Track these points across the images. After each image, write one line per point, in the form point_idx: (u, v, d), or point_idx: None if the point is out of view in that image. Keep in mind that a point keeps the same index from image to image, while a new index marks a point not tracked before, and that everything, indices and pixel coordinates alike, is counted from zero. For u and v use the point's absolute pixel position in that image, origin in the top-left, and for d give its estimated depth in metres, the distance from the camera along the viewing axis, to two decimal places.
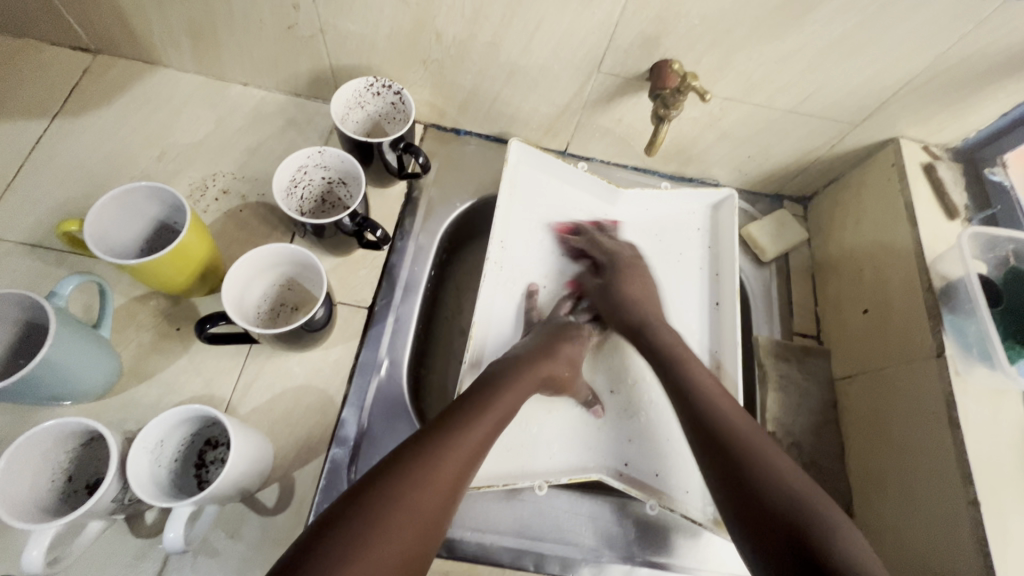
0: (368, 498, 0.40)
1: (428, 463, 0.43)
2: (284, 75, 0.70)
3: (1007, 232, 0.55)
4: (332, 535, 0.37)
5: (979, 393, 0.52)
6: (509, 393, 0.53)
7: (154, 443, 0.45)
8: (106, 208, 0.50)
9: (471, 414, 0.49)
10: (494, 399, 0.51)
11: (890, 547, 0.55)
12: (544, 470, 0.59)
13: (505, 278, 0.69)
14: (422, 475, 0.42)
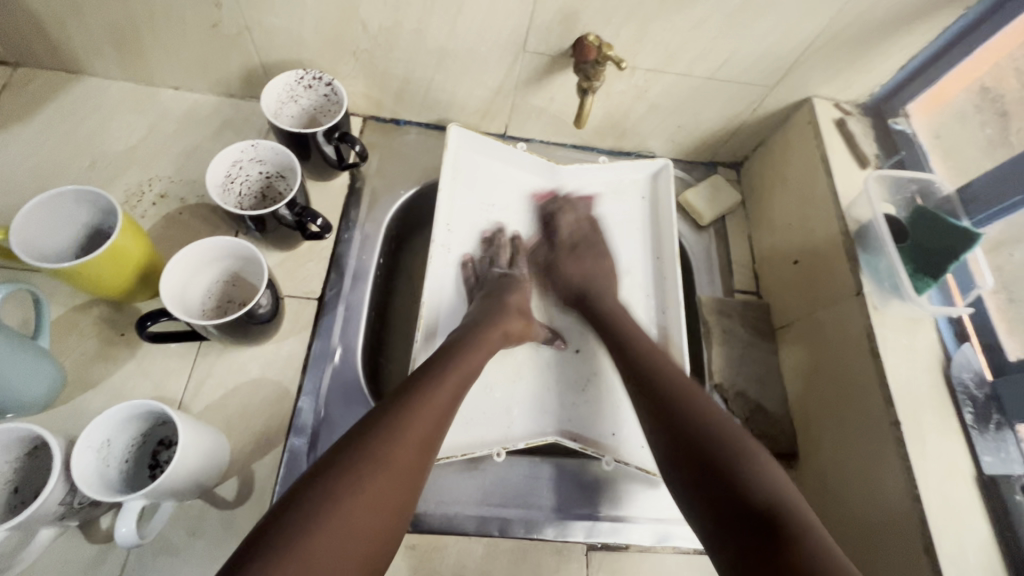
0: (359, 446, 0.41)
1: (408, 416, 0.44)
2: (216, 77, 0.70)
3: (910, 173, 0.59)
4: (321, 483, 0.38)
5: (896, 323, 0.56)
6: (478, 350, 0.54)
7: (101, 443, 0.45)
8: (33, 214, 0.49)
9: (443, 371, 0.50)
10: (466, 357, 0.53)
11: (830, 475, 0.58)
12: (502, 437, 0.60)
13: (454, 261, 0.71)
14: (406, 425, 0.43)
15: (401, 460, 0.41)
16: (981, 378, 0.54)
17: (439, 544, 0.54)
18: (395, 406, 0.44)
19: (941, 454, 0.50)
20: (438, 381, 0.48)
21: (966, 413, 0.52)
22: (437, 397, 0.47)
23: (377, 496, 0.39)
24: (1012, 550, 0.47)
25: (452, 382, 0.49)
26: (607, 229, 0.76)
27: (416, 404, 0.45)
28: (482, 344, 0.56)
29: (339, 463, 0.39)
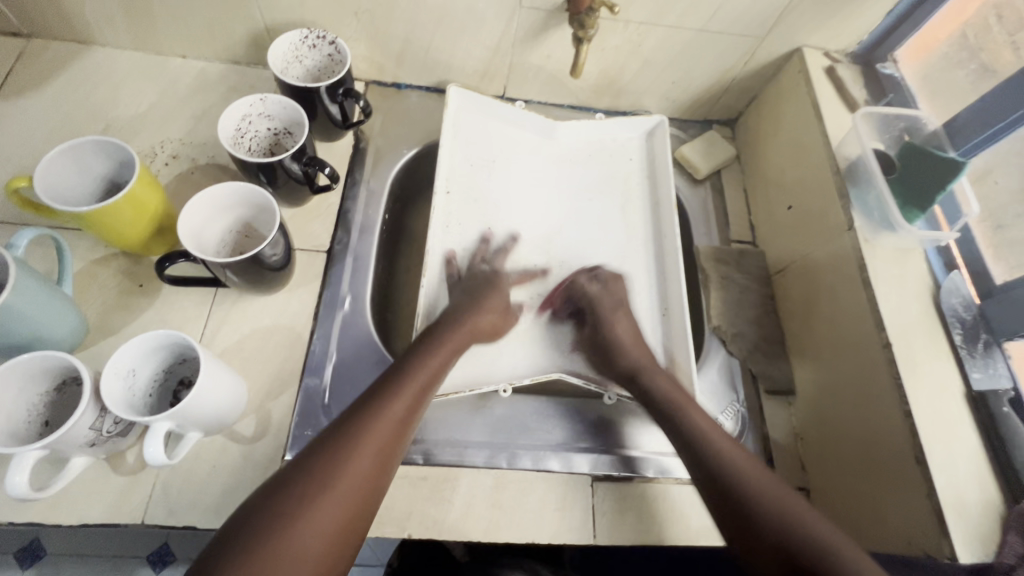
0: (294, 481, 0.42)
1: (350, 444, 0.45)
2: (222, 43, 0.72)
3: (897, 111, 0.62)
4: (255, 520, 0.40)
5: (887, 254, 0.58)
6: (438, 354, 0.56)
7: (126, 371, 0.47)
8: (54, 162, 0.52)
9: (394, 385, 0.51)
10: (425, 363, 0.54)
11: (826, 404, 0.60)
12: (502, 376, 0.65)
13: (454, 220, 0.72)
14: (347, 454, 0.44)
15: (348, 492, 0.43)
16: (968, 303, 0.56)
17: (450, 475, 0.57)
18: (340, 432, 0.46)
19: (931, 373, 0.52)
20: (378, 414, 0.47)
21: (956, 335, 0.54)
22: (364, 447, 0.45)
23: (319, 530, 0.40)
24: (1001, 459, 0.49)
25: (406, 397, 0.50)
26: (603, 183, 0.78)
27: (354, 444, 0.45)
28: (444, 341, 0.58)
29: (282, 490, 0.41)
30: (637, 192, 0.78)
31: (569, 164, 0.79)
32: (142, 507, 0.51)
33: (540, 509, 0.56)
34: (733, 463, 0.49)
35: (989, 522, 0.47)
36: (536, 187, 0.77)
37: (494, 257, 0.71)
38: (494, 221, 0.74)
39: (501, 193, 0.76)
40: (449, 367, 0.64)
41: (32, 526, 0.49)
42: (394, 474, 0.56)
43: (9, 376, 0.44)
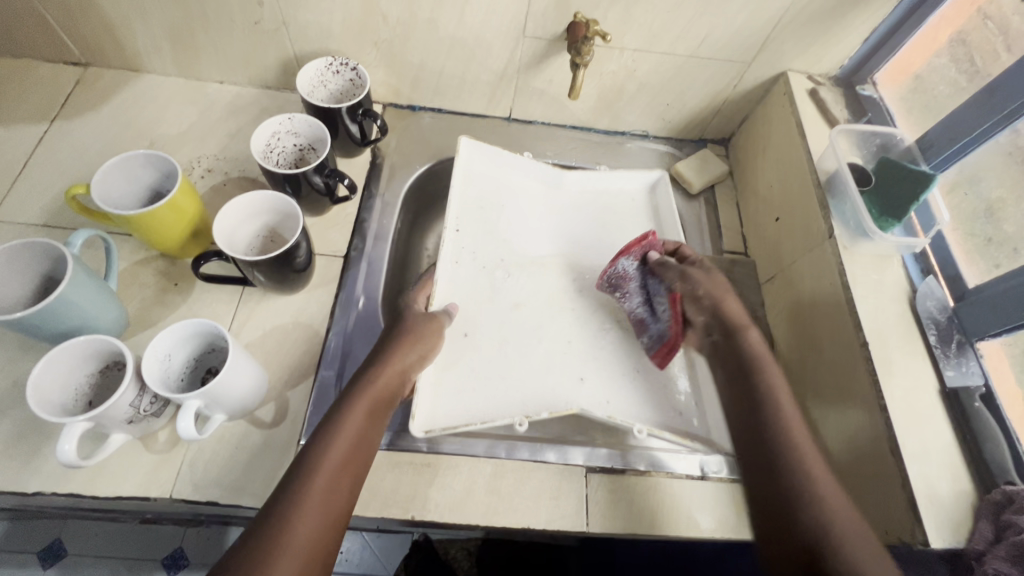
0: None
1: (275, 538, 0.43)
2: (256, 70, 0.80)
3: (872, 128, 0.66)
4: None
5: (866, 261, 0.62)
6: (354, 414, 0.52)
7: (163, 355, 0.53)
8: (109, 173, 0.59)
9: (314, 458, 0.48)
10: (341, 426, 0.51)
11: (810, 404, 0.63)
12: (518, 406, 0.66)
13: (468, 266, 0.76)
14: (272, 549, 0.43)
15: None
16: (944, 306, 0.59)
17: (451, 463, 0.60)
18: (263, 523, 0.44)
19: (907, 371, 0.55)
20: (300, 495, 0.46)
21: (930, 335, 0.57)
22: (290, 537, 0.43)
23: None
24: (973, 451, 0.52)
25: (326, 472, 0.47)
26: (609, 228, 0.81)
27: (279, 535, 0.43)
28: (360, 397, 0.53)
29: None
30: (634, 206, 0.83)
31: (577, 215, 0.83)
32: (170, 484, 0.55)
33: (536, 498, 0.60)
34: (804, 470, 0.50)
35: (960, 510, 0.49)
36: (545, 226, 0.81)
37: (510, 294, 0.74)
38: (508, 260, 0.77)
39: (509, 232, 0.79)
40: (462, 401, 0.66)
41: (73, 497, 0.54)
42: (400, 460, 0.60)
43: (66, 355, 0.50)
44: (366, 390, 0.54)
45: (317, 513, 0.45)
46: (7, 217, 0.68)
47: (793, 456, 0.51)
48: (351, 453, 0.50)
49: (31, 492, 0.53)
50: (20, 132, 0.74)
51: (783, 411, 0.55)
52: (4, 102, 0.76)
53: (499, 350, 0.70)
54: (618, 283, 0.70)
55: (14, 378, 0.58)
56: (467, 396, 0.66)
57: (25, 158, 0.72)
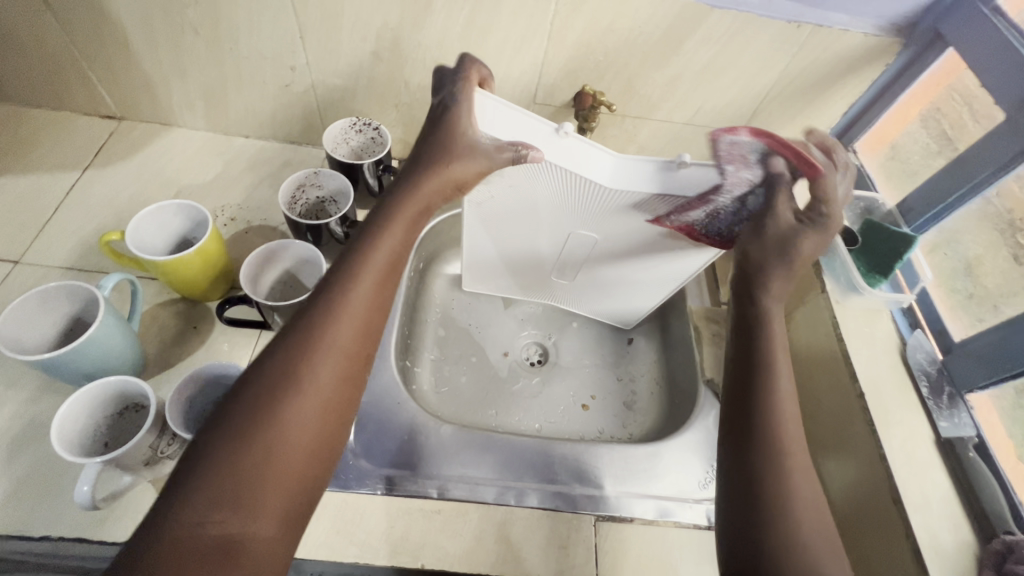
0: (287, 352, 0.42)
1: (325, 328, 0.43)
2: (282, 126, 0.85)
3: (855, 193, 0.71)
4: (249, 392, 0.40)
5: (856, 315, 0.65)
6: (396, 231, 0.50)
7: (184, 397, 0.55)
8: (143, 220, 0.62)
9: (355, 265, 0.47)
10: (385, 239, 0.49)
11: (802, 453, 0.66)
12: (579, 187, 0.53)
13: (486, 240, 0.69)
14: (321, 337, 0.43)
15: (332, 370, 0.43)
16: (933, 358, 0.62)
17: (461, 510, 0.61)
18: (312, 313, 0.44)
19: (902, 422, 0.58)
20: (348, 289, 0.46)
21: (922, 387, 0.60)
22: (340, 330, 0.44)
23: (310, 409, 0.41)
24: (973, 501, 0.53)
25: (371, 279, 0.47)
26: (600, 214, 0.58)
27: (330, 329, 0.44)
28: (404, 210, 0.52)
29: (271, 371, 0.41)
30: (623, 294, 0.77)
31: (551, 240, 0.66)
32: None
33: (544, 547, 0.60)
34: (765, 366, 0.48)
35: (964, 560, 0.50)
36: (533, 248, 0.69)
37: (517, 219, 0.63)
38: (547, 227, 0.63)
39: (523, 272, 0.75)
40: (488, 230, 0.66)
41: (78, 542, 0.53)
42: (410, 508, 0.60)
43: (89, 397, 0.51)
44: (406, 210, 0.52)
45: (347, 337, 0.44)
46: (34, 261, 0.70)
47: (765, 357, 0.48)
48: (370, 305, 0.46)
49: (39, 536, 0.53)
50: (53, 180, 0.78)
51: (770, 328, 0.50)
52: (40, 150, 0.80)
53: (524, 218, 0.62)
54: (731, 159, 0.50)
55: (30, 418, 0.58)
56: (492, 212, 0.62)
57: (56, 204, 0.76)
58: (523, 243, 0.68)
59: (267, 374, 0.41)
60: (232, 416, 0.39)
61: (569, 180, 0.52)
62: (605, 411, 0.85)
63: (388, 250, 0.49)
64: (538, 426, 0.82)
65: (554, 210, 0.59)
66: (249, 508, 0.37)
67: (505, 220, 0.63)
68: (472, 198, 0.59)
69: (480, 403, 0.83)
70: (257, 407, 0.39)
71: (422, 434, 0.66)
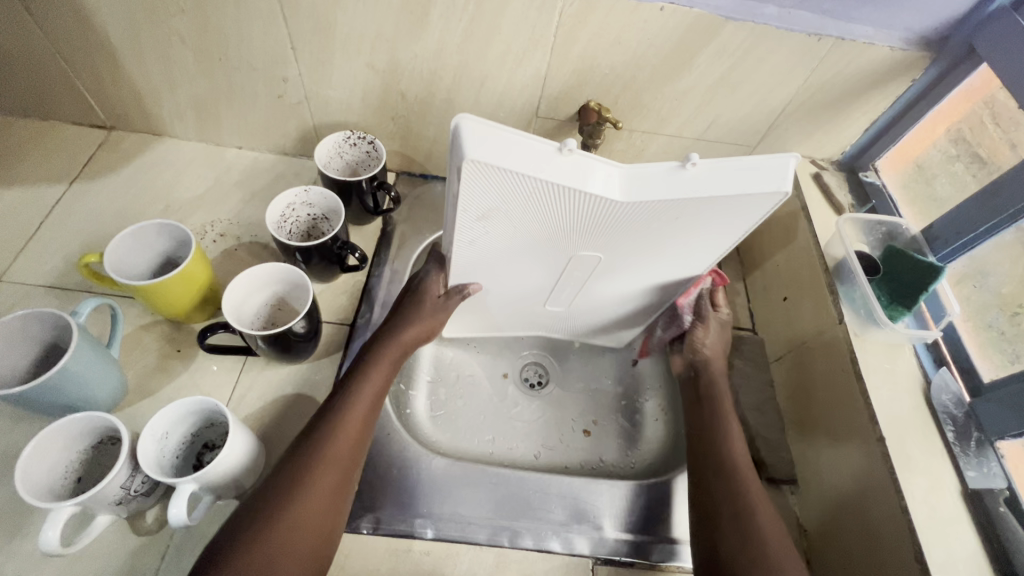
0: (280, 485, 0.50)
1: (316, 461, 0.52)
2: (275, 138, 0.82)
3: (878, 217, 0.67)
4: (246, 522, 0.48)
5: (877, 349, 0.61)
6: (377, 374, 0.60)
7: (161, 434, 0.51)
8: (124, 242, 0.59)
9: (345, 402, 0.56)
10: (372, 380, 0.59)
11: (812, 496, 0.62)
12: (585, 208, 0.47)
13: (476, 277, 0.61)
14: (312, 471, 0.51)
15: (318, 501, 0.50)
16: (960, 400, 0.58)
17: (451, 551, 0.58)
18: (307, 446, 0.53)
19: (926, 470, 0.54)
20: (340, 423, 0.55)
21: (948, 431, 0.56)
22: (328, 462, 0.52)
23: (300, 537, 0.48)
24: (1001, 560, 0.49)
25: (360, 414, 0.56)
26: (611, 235, 0.52)
27: (320, 462, 0.52)
28: (392, 346, 0.62)
29: (267, 504, 0.49)
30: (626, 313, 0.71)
31: (554, 267, 0.59)
32: (155, 569, 0.52)
33: None
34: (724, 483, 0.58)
35: None
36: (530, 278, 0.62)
37: (516, 250, 0.55)
38: (547, 254, 0.56)
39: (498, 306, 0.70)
40: (474, 267, 0.59)
41: None
42: (399, 548, 0.57)
43: (58, 435, 0.48)
44: (391, 348, 0.62)
45: (334, 468, 0.52)
46: (16, 279, 0.68)
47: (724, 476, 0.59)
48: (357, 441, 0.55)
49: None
50: (38, 193, 0.75)
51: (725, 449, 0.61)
52: (27, 162, 0.78)
53: (523, 249, 0.55)
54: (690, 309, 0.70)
55: (4, 447, 0.56)
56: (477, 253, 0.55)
57: (41, 218, 0.73)
58: (520, 273, 0.61)
59: (263, 506, 0.49)
60: (228, 546, 0.46)
61: (576, 202, 0.46)
62: (608, 438, 0.81)
63: (373, 391, 0.59)
64: (537, 453, 0.79)
65: (558, 236, 0.53)
66: None
67: (500, 256, 0.56)
68: (462, 237, 0.51)
69: (476, 428, 0.79)
70: (253, 537, 0.47)
71: (412, 467, 0.63)
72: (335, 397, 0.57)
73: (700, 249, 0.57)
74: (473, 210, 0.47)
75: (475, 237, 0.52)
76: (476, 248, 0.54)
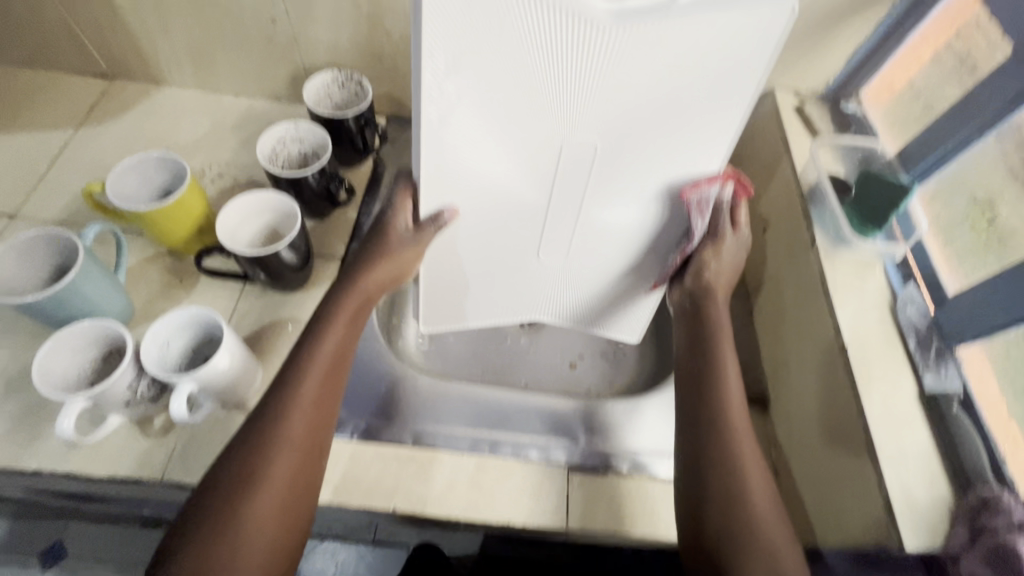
0: (244, 454, 0.48)
1: (279, 425, 0.49)
2: (268, 83, 0.85)
3: (850, 141, 0.68)
4: (217, 492, 0.46)
5: (847, 268, 0.63)
6: (338, 330, 0.56)
7: (162, 343, 0.56)
8: (125, 172, 0.63)
9: (305, 362, 0.53)
10: (334, 334, 0.55)
11: (782, 412, 0.64)
12: (560, 32, 0.44)
13: (454, 190, 0.55)
14: (275, 437, 0.49)
15: (287, 466, 0.48)
16: (924, 312, 0.59)
17: (434, 458, 0.62)
18: (268, 412, 0.50)
19: (886, 376, 0.56)
20: (301, 386, 0.51)
21: (910, 341, 0.58)
22: (292, 426, 0.49)
23: (274, 502, 0.47)
24: (953, 456, 0.51)
25: (321, 372, 0.53)
26: (596, 99, 0.49)
27: (284, 428, 0.49)
28: (354, 297, 0.58)
29: (235, 473, 0.47)
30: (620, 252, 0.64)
31: (540, 169, 0.54)
32: (161, 468, 0.57)
33: (517, 494, 0.60)
34: (717, 449, 0.53)
35: (938, 513, 0.49)
36: (515, 192, 0.56)
37: (495, 136, 0.51)
38: (530, 141, 0.52)
39: (486, 261, 0.64)
40: (453, 172, 0.53)
41: (68, 477, 0.56)
42: (385, 453, 0.61)
43: (70, 340, 0.53)
44: (349, 299, 0.58)
45: (301, 429, 0.50)
46: (29, 215, 0.72)
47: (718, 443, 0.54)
48: (321, 401, 0.52)
49: (31, 470, 0.56)
50: (45, 139, 0.79)
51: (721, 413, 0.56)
52: (35, 110, 0.81)
53: (504, 130, 0.50)
54: (697, 209, 0.59)
55: (25, 362, 0.61)
56: (454, 142, 0.51)
57: (50, 161, 0.77)
58: (503, 179, 0.55)
59: (230, 477, 0.47)
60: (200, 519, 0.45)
61: (545, 24, 0.44)
62: (593, 371, 0.84)
63: (334, 344, 0.55)
64: (525, 384, 0.82)
65: (541, 103, 0.49)
66: None
67: (478, 149, 0.52)
68: (432, 97, 0.47)
69: (466, 361, 0.83)
70: (225, 508, 0.45)
71: (401, 386, 0.68)
72: (303, 336, 0.55)
73: (700, 125, 0.51)
74: (436, 50, 0.44)
75: (449, 106, 0.48)
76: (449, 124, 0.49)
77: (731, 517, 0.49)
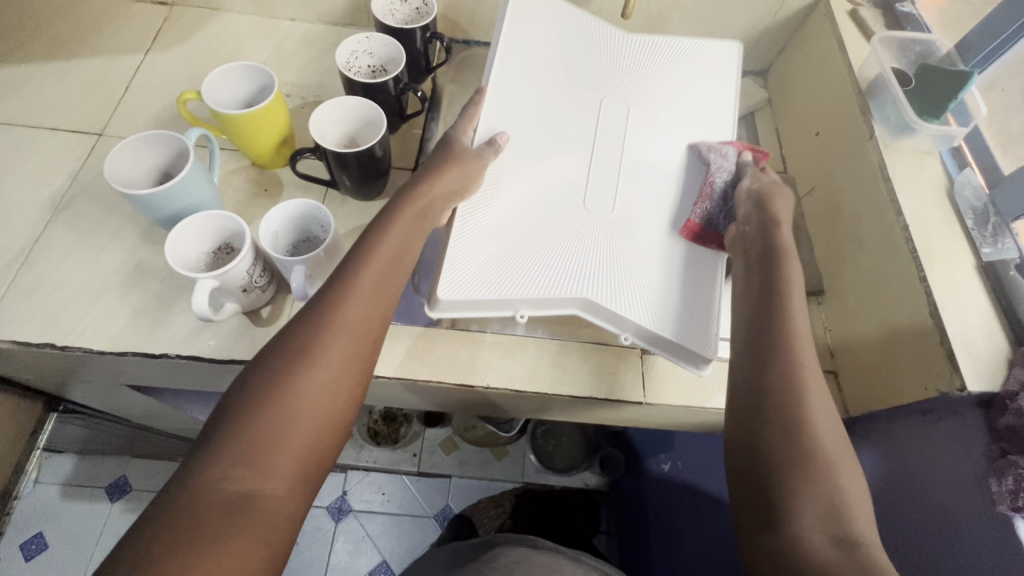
0: (298, 337, 0.47)
1: (335, 312, 0.48)
2: (326, 7, 0.86)
3: (912, 35, 0.70)
4: (267, 369, 0.45)
5: (905, 158, 0.66)
6: (396, 230, 0.55)
7: (271, 233, 0.61)
8: (215, 81, 0.66)
9: (361, 256, 0.52)
10: (396, 233, 0.55)
11: (838, 299, 0.68)
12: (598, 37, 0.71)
13: (518, 125, 0.64)
14: (329, 323, 0.48)
15: (337, 356, 0.47)
16: (980, 193, 0.63)
17: (518, 344, 0.67)
18: (327, 299, 0.49)
19: (945, 249, 0.60)
20: (358, 276, 0.51)
21: (968, 219, 0.62)
22: (347, 314, 0.49)
23: (323, 387, 0.45)
24: (1009, 315, 0.56)
25: (378, 267, 0.52)
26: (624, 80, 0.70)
27: (341, 314, 0.48)
28: (412, 209, 0.57)
29: (289, 353, 0.46)
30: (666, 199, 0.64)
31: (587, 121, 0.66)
32: None
33: (596, 373, 0.66)
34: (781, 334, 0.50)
35: (996, 361, 0.54)
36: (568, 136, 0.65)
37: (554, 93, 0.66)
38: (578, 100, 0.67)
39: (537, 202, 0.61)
40: (518, 110, 0.64)
41: (192, 359, 0.61)
42: (473, 339, 0.66)
43: (192, 228, 0.58)
44: (410, 203, 0.57)
45: (356, 319, 0.49)
46: (115, 133, 0.75)
47: (779, 330, 0.50)
48: (376, 296, 0.51)
49: (159, 353, 0.61)
50: (118, 63, 0.82)
51: (783, 303, 0.52)
52: (104, 35, 0.83)
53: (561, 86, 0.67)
54: (714, 151, 0.65)
55: (136, 261, 0.66)
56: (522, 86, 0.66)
57: (126, 84, 0.80)
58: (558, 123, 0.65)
59: (282, 355, 0.46)
60: (248, 392, 0.44)
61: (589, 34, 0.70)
62: None
63: (394, 242, 0.54)
64: None
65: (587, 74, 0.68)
66: (262, 468, 0.41)
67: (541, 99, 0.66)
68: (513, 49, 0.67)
69: None
70: (273, 384, 0.44)
71: None
72: (370, 227, 0.55)
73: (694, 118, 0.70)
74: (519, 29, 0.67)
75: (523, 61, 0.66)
76: (522, 95, 0.65)
77: (789, 400, 0.46)
